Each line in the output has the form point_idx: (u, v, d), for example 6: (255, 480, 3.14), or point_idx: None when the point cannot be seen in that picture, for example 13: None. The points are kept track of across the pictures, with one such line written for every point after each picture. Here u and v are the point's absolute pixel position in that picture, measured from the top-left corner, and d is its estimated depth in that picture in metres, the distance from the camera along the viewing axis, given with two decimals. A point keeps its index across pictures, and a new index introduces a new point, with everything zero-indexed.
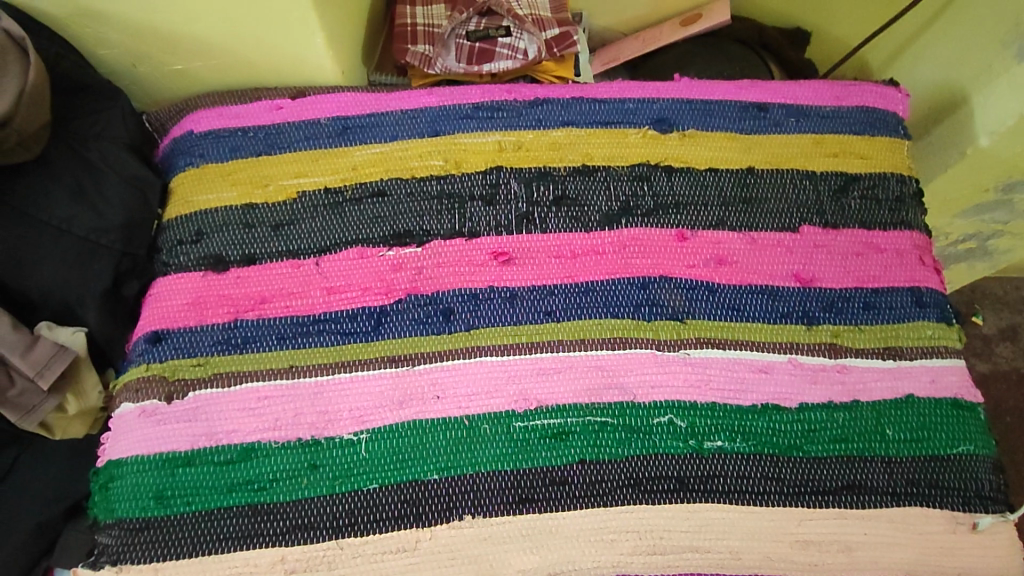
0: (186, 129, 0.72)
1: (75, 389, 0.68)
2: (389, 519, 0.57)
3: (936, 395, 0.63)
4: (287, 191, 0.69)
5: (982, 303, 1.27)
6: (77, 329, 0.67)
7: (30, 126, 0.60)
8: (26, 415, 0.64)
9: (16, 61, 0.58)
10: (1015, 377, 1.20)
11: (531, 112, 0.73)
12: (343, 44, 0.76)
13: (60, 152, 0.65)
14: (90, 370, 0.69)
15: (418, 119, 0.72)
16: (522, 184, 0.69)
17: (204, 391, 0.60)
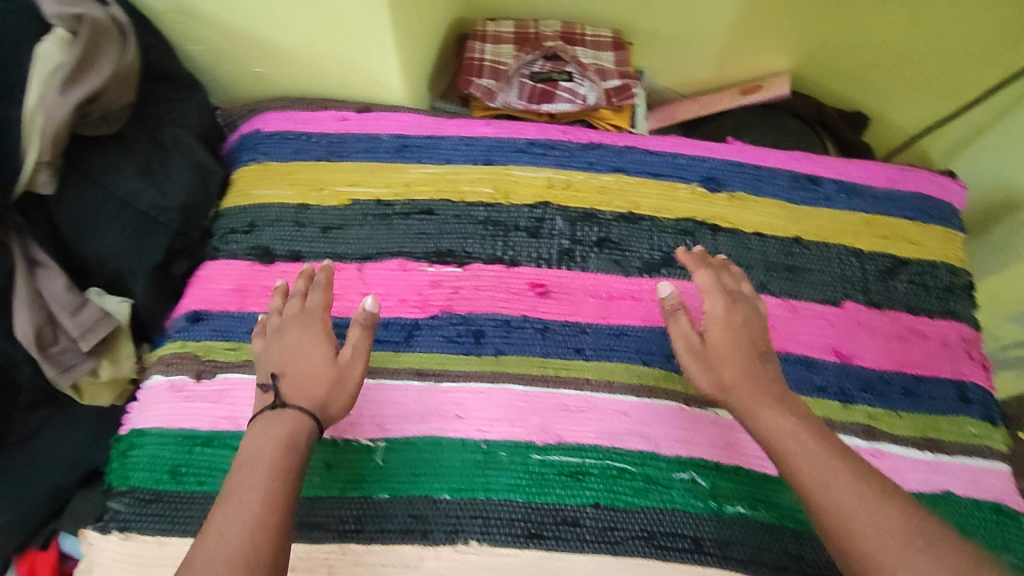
0: (255, 127, 0.76)
1: (111, 356, 0.69)
2: (349, 534, 0.55)
3: (976, 497, 0.60)
4: (340, 197, 0.71)
5: None
6: (123, 299, 0.68)
7: (116, 102, 0.65)
8: (65, 372, 0.65)
9: (116, 43, 0.63)
10: None
11: (584, 155, 0.74)
12: (413, 70, 0.79)
13: (137, 131, 0.69)
14: (127, 341, 0.71)
15: (473, 147, 0.74)
16: (567, 223, 0.70)
17: (234, 374, 0.61)
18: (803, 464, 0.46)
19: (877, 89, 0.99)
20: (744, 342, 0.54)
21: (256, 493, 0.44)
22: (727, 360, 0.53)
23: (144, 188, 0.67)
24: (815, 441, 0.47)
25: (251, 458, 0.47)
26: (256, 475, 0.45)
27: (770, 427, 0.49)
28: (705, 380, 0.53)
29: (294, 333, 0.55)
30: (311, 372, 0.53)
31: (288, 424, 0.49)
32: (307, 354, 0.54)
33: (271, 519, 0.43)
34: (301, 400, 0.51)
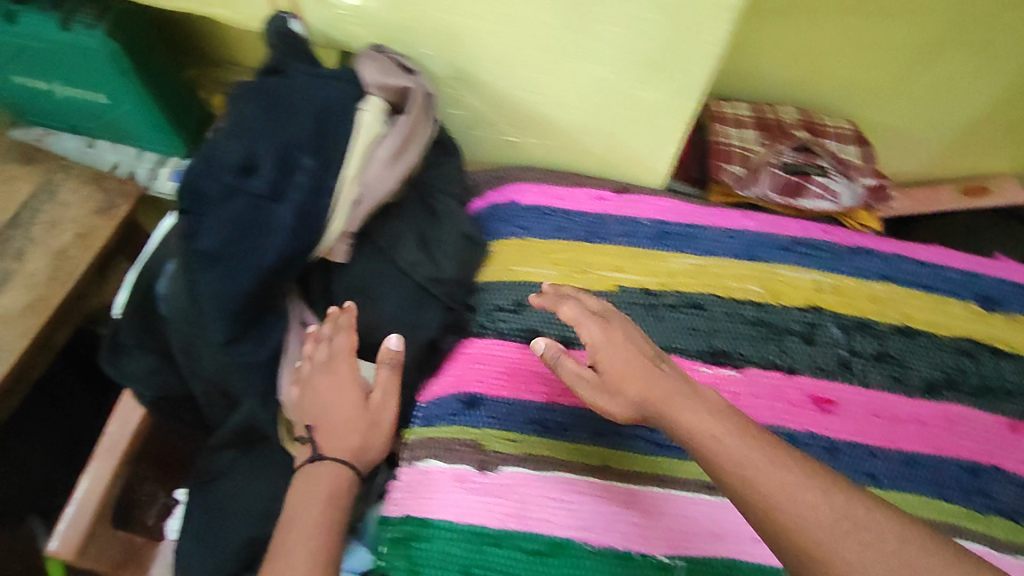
0: (508, 198, 0.74)
1: None
2: None
3: None
4: (606, 282, 0.69)
5: None
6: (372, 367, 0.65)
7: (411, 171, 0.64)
8: None
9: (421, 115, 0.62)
10: None
11: (852, 259, 0.72)
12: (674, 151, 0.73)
13: (416, 201, 0.68)
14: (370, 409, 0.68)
15: (737, 240, 0.72)
16: (842, 331, 0.68)
17: (517, 468, 0.60)
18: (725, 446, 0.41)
19: None
20: (636, 367, 0.49)
21: (311, 539, 0.53)
22: (630, 379, 0.48)
23: (423, 261, 0.65)
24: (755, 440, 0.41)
25: (311, 497, 0.56)
26: (318, 517, 0.55)
27: (689, 420, 0.43)
28: (614, 407, 0.50)
29: (322, 384, 0.61)
30: (347, 420, 0.60)
31: (336, 472, 0.58)
32: (340, 402, 0.61)
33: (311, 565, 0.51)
34: (338, 453, 0.59)
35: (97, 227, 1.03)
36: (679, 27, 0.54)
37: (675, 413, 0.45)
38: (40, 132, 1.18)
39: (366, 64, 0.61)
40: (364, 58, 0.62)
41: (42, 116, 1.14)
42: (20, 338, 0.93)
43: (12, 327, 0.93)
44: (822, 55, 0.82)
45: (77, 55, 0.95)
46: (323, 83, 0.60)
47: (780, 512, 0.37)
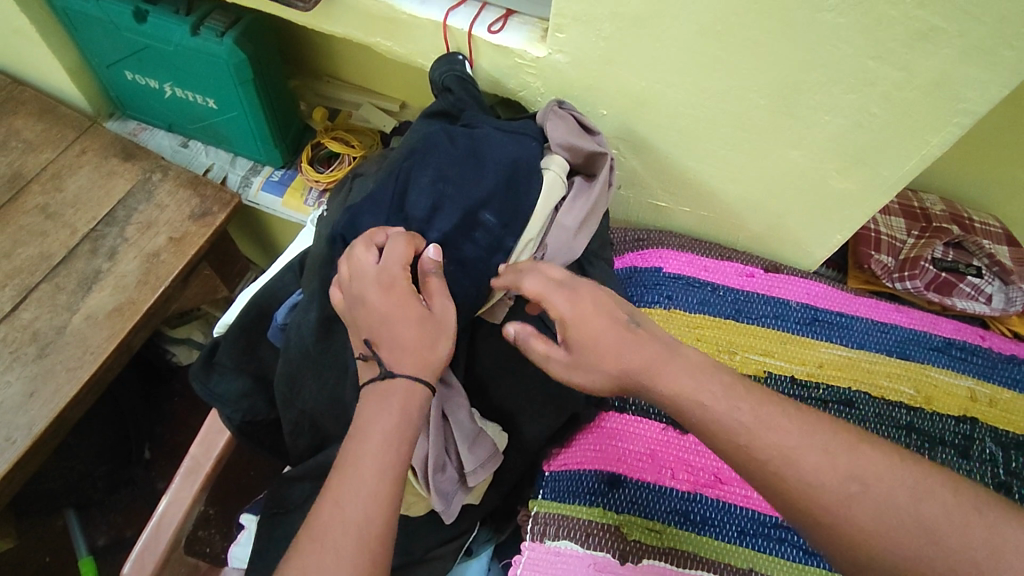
0: (653, 264, 0.72)
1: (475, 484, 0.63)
2: None
3: None
4: (753, 367, 0.66)
5: None
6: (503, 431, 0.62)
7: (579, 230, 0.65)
8: (447, 504, 0.60)
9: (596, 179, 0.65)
10: None
11: (1009, 368, 0.68)
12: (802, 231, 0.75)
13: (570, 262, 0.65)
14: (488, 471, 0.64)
15: (890, 335, 0.69)
16: (1000, 448, 0.64)
17: (659, 562, 0.56)
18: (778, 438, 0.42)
19: None
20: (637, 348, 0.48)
21: (379, 463, 0.48)
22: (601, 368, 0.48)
23: None
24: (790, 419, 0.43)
25: (370, 419, 0.49)
26: (380, 433, 0.49)
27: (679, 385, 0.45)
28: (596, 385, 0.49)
29: (372, 299, 0.52)
30: (415, 335, 0.52)
31: (404, 389, 0.51)
32: (398, 319, 0.52)
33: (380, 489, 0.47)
34: (408, 369, 0.51)
35: (191, 232, 1.01)
36: (905, 125, 0.53)
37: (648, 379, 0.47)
38: (135, 126, 1.17)
39: (552, 121, 0.63)
40: (548, 114, 0.64)
41: (142, 112, 1.14)
42: (108, 340, 0.92)
43: (101, 328, 0.93)
44: (972, 146, 0.81)
45: (197, 61, 0.95)
46: (511, 134, 0.62)
47: (835, 515, 0.40)
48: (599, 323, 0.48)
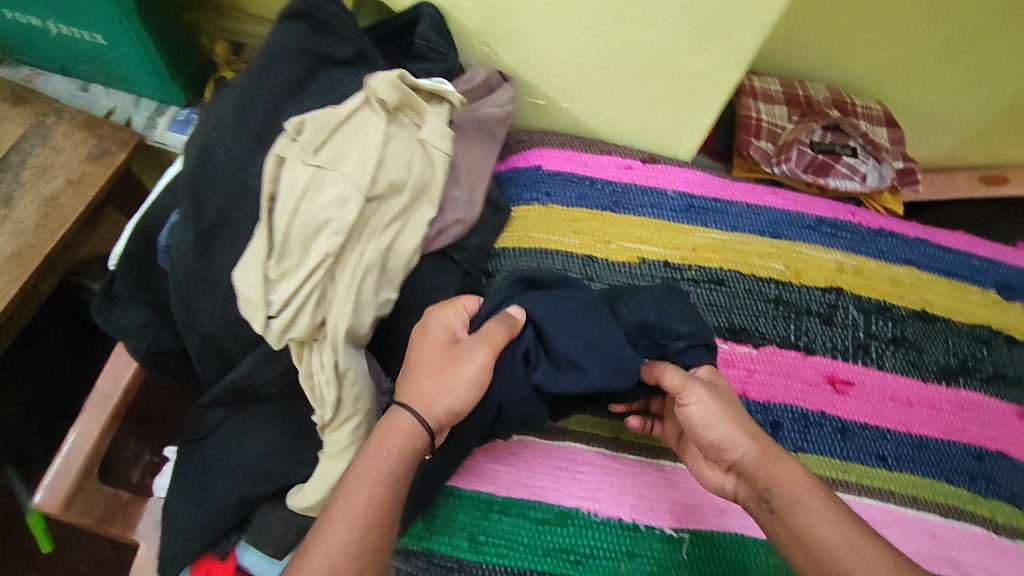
0: (533, 163, 0.72)
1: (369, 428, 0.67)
2: None
3: None
4: (627, 254, 0.67)
5: None
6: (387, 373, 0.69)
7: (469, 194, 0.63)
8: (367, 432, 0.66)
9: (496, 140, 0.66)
10: None
11: (876, 241, 0.71)
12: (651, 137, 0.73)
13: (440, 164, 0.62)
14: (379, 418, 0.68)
15: (763, 217, 0.71)
16: (861, 314, 0.67)
17: (527, 437, 0.60)
18: (812, 516, 0.45)
19: None
20: (805, 491, 0.46)
21: (359, 505, 0.46)
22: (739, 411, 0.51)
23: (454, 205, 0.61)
24: (817, 494, 0.46)
25: (381, 451, 0.48)
26: (380, 468, 0.47)
27: (771, 472, 0.47)
28: (748, 444, 0.49)
29: (414, 346, 0.53)
30: (430, 368, 0.50)
31: (406, 426, 0.49)
32: (426, 351, 0.52)
33: (371, 537, 0.45)
34: (416, 402, 0.49)
35: (89, 173, 0.99)
36: None
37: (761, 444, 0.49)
38: (28, 71, 1.12)
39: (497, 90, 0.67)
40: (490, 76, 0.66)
41: (32, 54, 1.09)
42: (9, 285, 0.91)
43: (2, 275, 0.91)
44: (855, 29, 0.82)
45: None
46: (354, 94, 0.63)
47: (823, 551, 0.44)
48: (755, 451, 0.49)
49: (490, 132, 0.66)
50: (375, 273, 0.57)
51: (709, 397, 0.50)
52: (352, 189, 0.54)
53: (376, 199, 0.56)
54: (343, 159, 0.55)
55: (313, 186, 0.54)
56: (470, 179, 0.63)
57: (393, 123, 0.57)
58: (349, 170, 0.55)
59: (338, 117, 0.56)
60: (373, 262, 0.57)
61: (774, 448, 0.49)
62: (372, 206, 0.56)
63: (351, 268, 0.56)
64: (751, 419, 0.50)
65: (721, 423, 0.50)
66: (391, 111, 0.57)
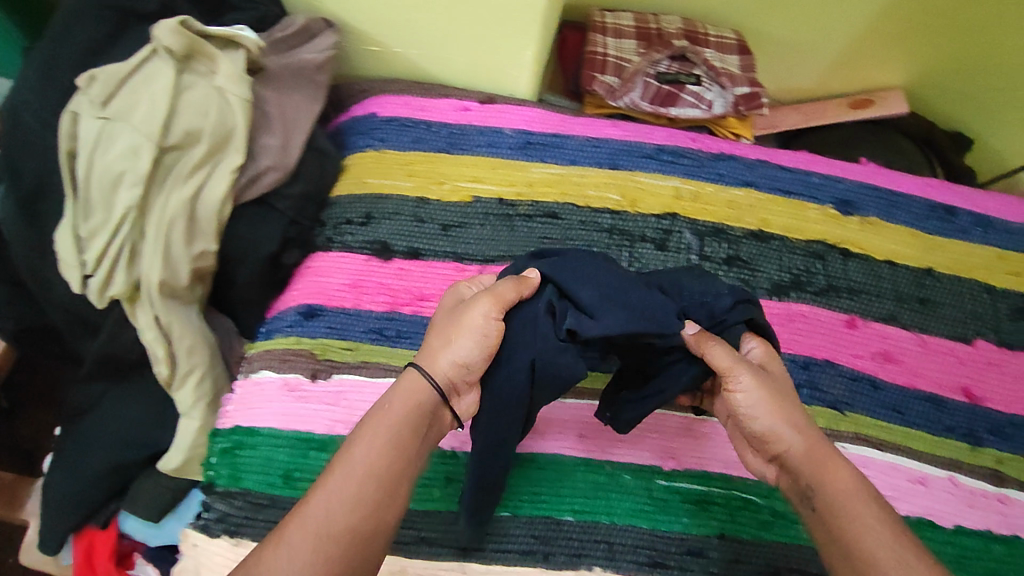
0: (370, 111, 0.72)
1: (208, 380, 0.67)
2: None
3: (916, 503, 0.59)
4: (461, 193, 0.67)
5: None
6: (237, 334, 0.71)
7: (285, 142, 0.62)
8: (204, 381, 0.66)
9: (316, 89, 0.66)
10: None
11: (714, 165, 0.71)
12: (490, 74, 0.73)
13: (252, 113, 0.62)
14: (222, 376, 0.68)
15: (600, 149, 0.71)
16: (696, 237, 0.68)
17: (351, 375, 0.59)
18: (869, 533, 0.41)
19: (991, 115, 0.94)
20: (864, 496, 0.43)
21: (359, 464, 0.41)
22: (790, 402, 0.48)
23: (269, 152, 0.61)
24: (875, 511, 0.42)
25: (387, 407, 0.44)
26: (386, 422, 0.43)
27: (838, 482, 0.44)
28: (795, 439, 0.46)
29: (441, 321, 0.48)
30: (437, 329, 0.48)
31: (414, 386, 0.45)
32: (450, 320, 0.48)
33: (370, 496, 0.40)
34: (435, 365, 0.46)
35: None
36: None
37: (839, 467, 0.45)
38: None
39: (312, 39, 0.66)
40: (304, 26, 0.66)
41: None
42: None
43: None
44: None
45: None
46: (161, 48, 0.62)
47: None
48: (802, 444, 0.46)
49: (310, 79, 0.65)
50: (182, 224, 0.57)
51: (755, 386, 0.47)
52: (142, 138, 0.54)
53: (172, 148, 0.56)
54: (132, 110, 0.55)
55: (104, 139, 0.55)
56: (287, 126, 0.63)
57: (187, 72, 0.57)
58: (138, 120, 0.55)
59: (127, 69, 0.56)
60: (178, 212, 0.57)
61: (833, 453, 0.46)
62: (170, 157, 0.56)
63: (156, 219, 0.56)
64: (800, 412, 0.48)
65: (767, 415, 0.47)
66: (181, 59, 0.56)
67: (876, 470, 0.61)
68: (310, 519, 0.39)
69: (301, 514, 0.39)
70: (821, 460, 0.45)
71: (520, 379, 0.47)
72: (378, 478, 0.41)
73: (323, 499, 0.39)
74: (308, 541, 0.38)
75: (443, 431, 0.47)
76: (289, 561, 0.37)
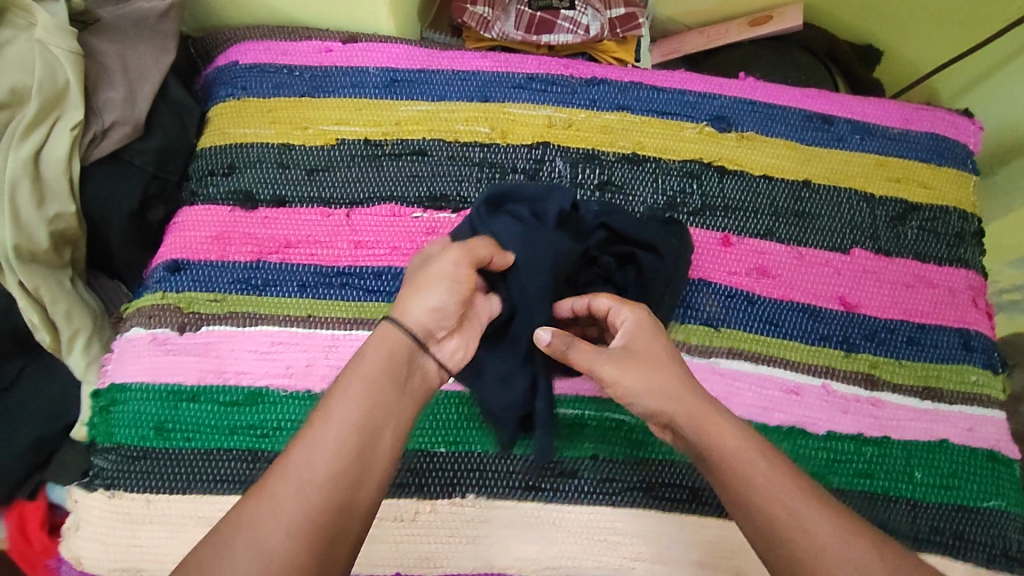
0: (231, 59, 0.69)
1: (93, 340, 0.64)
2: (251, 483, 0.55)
3: (785, 410, 0.61)
4: (326, 137, 0.66)
5: None
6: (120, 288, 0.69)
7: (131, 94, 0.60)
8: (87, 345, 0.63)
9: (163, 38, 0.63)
10: None
11: (587, 91, 0.70)
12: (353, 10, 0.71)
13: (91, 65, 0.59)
14: (106, 333, 0.65)
15: (468, 82, 0.69)
16: (568, 164, 0.67)
17: (218, 326, 0.59)
18: (767, 503, 0.42)
19: (892, 23, 0.91)
20: (752, 450, 0.44)
21: (348, 412, 0.41)
22: (652, 369, 0.47)
23: (113, 106, 0.59)
24: (773, 471, 0.43)
25: (360, 357, 0.44)
26: (363, 373, 0.43)
27: (719, 444, 0.44)
28: (673, 408, 0.46)
29: (415, 273, 0.49)
30: (410, 282, 0.48)
31: (389, 337, 0.45)
32: (419, 272, 0.48)
33: (353, 441, 0.40)
34: (411, 316, 0.46)
35: None
36: None
37: (725, 434, 0.45)
38: None
39: None
40: None
41: None
42: None
43: None
44: None
45: None
46: None
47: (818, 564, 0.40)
48: (679, 413, 0.46)
49: (155, 28, 0.62)
50: (26, 185, 0.56)
51: (620, 372, 0.47)
52: None
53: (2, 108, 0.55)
54: None
55: None
56: (130, 78, 0.61)
57: (6, 27, 0.55)
58: None
59: None
60: (19, 174, 0.55)
61: (716, 411, 0.46)
62: (2, 117, 0.55)
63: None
64: (675, 374, 0.47)
65: (640, 392, 0.47)
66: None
67: (748, 382, 0.61)
68: (290, 473, 0.39)
69: (285, 463, 0.40)
70: (703, 426, 0.45)
71: (547, 275, 0.52)
72: (366, 424, 0.41)
73: (318, 449, 0.40)
74: (292, 493, 0.38)
75: (433, 382, 0.47)
76: (267, 512, 0.38)
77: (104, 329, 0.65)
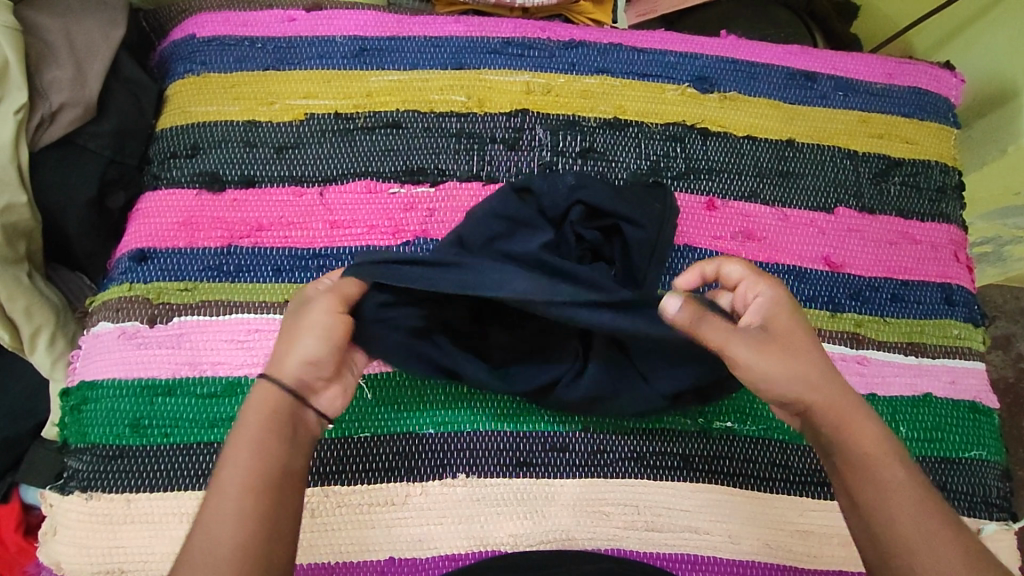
0: (187, 32, 0.65)
1: (60, 335, 0.61)
2: None
3: None
4: (294, 112, 0.63)
5: (1004, 309, 1.00)
6: (84, 282, 0.66)
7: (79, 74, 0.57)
8: (54, 340, 0.61)
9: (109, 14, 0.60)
10: (1010, 398, 0.96)
11: (565, 54, 0.67)
12: None
13: (34, 44, 0.56)
14: (72, 328, 0.62)
15: (441, 48, 0.66)
16: (548, 133, 0.64)
17: (191, 317, 0.57)
18: (899, 507, 0.42)
19: None
20: (893, 456, 0.44)
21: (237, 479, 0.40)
22: (796, 353, 0.47)
23: (60, 88, 0.56)
24: (902, 469, 0.44)
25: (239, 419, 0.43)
26: (244, 436, 0.42)
27: (859, 436, 0.45)
28: (813, 396, 0.46)
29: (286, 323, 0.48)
30: (285, 332, 0.47)
31: (264, 392, 0.44)
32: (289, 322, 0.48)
33: (246, 509, 0.39)
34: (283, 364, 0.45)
35: None
36: None
37: (856, 429, 0.45)
38: None
39: None
40: None
41: None
42: None
43: None
44: None
45: None
46: None
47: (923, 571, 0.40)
48: (822, 399, 0.46)
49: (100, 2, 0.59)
50: None
51: (759, 353, 0.46)
52: None
53: None
54: None
55: None
56: (77, 55, 0.57)
57: None
58: None
59: None
60: None
61: (856, 406, 0.46)
62: None
63: None
64: (820, 367, 0.46)
65: (781, 377, 0.46)
66: None
67: None
68: (207, 549, 0.38)
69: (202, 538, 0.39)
70: (851, 418, 0.45)
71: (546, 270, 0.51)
72: (248, 490, 0.40)
73: (216, 520, 0.39)
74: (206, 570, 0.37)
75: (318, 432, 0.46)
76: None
77: (69, 323, 0.62)
